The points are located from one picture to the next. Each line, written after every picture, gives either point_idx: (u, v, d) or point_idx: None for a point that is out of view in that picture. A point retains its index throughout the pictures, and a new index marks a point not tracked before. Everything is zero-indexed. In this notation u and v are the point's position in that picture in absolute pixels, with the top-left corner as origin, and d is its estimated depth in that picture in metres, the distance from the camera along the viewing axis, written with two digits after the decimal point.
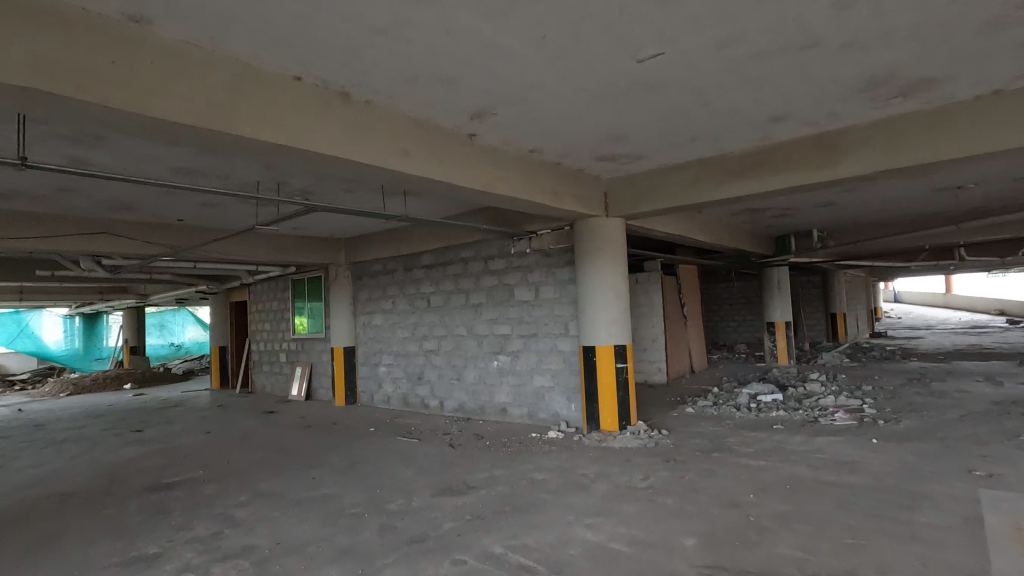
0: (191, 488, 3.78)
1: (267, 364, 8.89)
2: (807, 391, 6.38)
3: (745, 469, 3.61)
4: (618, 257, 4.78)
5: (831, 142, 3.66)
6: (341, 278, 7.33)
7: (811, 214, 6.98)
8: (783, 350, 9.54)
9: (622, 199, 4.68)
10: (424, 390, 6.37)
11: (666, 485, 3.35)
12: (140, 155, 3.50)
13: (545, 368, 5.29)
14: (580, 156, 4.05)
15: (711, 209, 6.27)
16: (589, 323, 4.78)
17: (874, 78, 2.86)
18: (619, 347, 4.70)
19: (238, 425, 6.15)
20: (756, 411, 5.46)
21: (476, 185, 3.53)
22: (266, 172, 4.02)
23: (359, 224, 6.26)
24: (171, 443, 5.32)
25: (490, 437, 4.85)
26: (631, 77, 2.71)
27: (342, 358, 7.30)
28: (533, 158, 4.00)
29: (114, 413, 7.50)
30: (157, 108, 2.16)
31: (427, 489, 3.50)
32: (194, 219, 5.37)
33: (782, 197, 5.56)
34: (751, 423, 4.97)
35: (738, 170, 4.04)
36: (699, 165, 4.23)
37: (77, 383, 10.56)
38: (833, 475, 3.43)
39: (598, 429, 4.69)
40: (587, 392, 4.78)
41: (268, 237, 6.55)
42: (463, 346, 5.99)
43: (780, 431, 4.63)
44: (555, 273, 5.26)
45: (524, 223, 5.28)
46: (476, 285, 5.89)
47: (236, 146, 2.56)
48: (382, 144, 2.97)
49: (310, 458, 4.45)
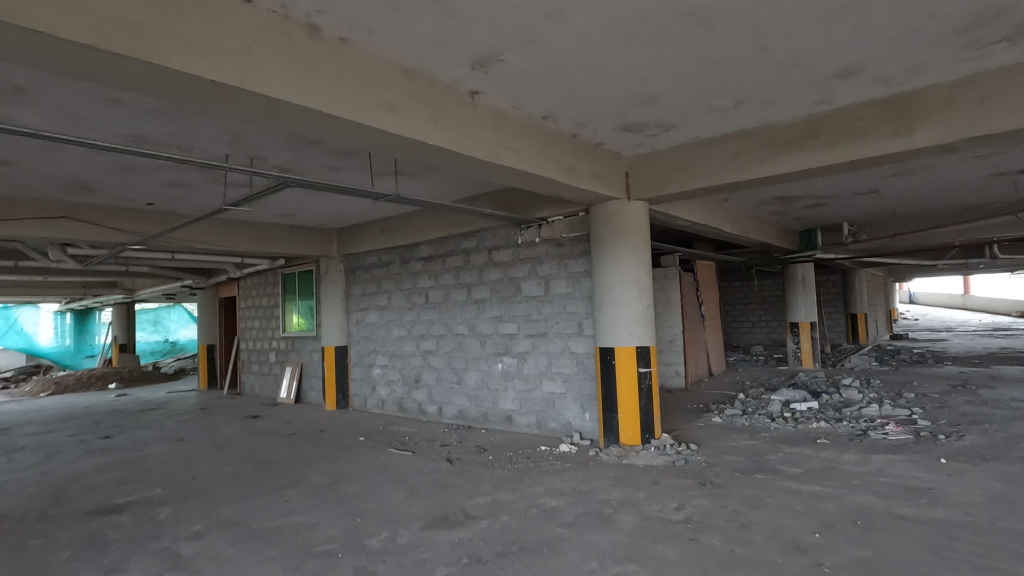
0: (141, 513, 3.21)
1: (256, 364, 8.34)
2: (845, 400, 5.75)
3: (799, 497, 3.01)
4: (641, 247, 4.17)
5: (905, 107, 3.05)
6: (333, 271, 6.77)
7: (847, 205, 6.37)
8: (807, 352, 8.91)
9: (645, 179, 4.09)
10: (421, 394, 5.80)
11: (707, 518, 2.76)
12: (76, 118, 2.94)
13: (556, 372, 4.71)
14: (601, 125, 3.45)
15: (739, 197, 5.66)
16: (607, 321, 4.18)
17: (982, 11, 2.26)
18: (642, 349, 4.09)
19: (215, 432, 5.57)
20: (793, 422, 4.85)
21: (479, 153, 2.94)
22: (233, 143, 3.45)
23: (351, 210, 5.69)
24: (137, 454, 4.76)
25: (494, 451, 4.26)
26: (677, 4, 2.12)
27: (334, 359, 6.71)
28: (547, 126, 3.41)
29: (86, 416, 6.94)
30: (41, 18, 1.58)
31: (418, 519, 2.92)
32: (164, 202, 4.80)
33: (823, 181, 4.95)
34: (791, 437, 4.36)
35: (788, 142, 3.43)
36: (738, 138, 3.63)
37: (59, 382, 10.02)
38: (910, 508, 2.81)
39: (617, 443, 4.09)
40: (605, 401, 4.18)
41: (252, 226, 5.99)
42: (464, 347, 5.40)
43: (827, 447, 4.02)
44: (567, 265, 4.67)
45: (533, 209, 4.69)
46: (479, 280, 5.30)
47: (167, 87, 1.98)
48: (361, 95, 2.39)
49: (287, 475, 3.88)
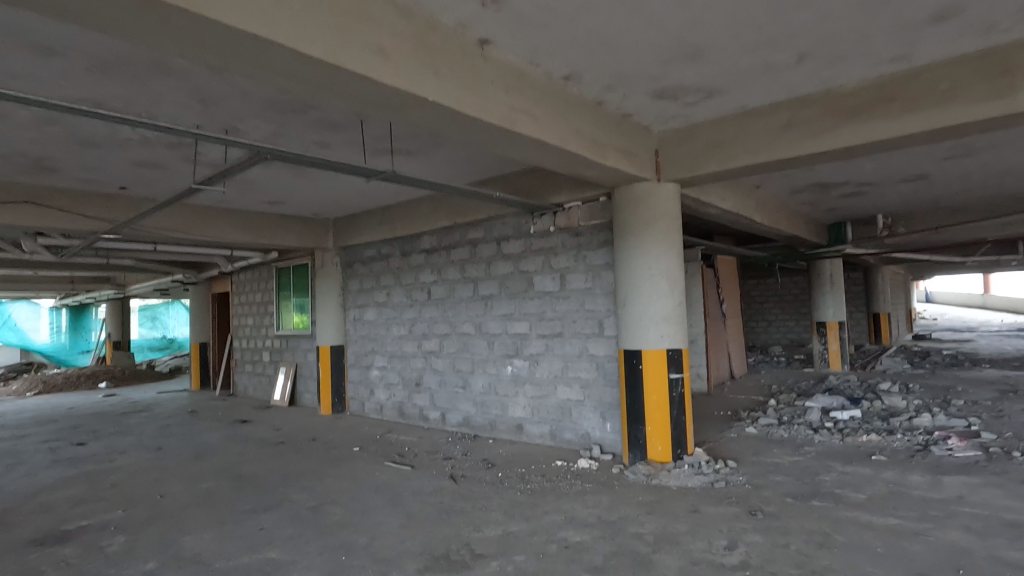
0: (91, 545, 2.73)
1: (249, 364, 7.88)
2: (890, 409, 5.21)
3: (874, 533, 2.50)
4: (672, 235, 3.65)
5: (1005, 62, 2.52)
6: (329, 265, 6.28)
7: (889, 194, 5.83)
8: (835, 354, 8.36)
9: (678, 158, 3.57)
10: (423, 399, 5.31)
11: (769, 562, 2.25)
12: (7, 75, 2.46)
13: (573, 377, 4.20)
14: (632, 89, 2.94)
15: (774, 183, 5.13)
16: (633, 320, 3.66)
17: None
18: (673, 352, 3.58)
19: (198, 440, 5.09)
20: (838, 433, 4.33)
21: (489, 116, 2.43)
22: (201, 111, 2.97)
23: (346, 198, 5.20)
24: (107, 465, 4.28)
25: (504, 467, 3.76)
26: None
27: (329, 360, 6.24)
28: (568, 91, 2.90)
29: (66, 419, 6.49)
30: None
31: (415, 558, 2.42)
32: (138, 185, 4.32)
33: (872, 163, 4.42)
34: (841, 453, 3.83)
35: (853, 110, 2.91)
36: (791, 106, 3.11)
37: (47, 382, 9.58)
38: (1017, 551, 2.29)
39: (644, 460, 3.58)
40: (630, 411, 3.66)
41: (240, 215, 5.53)
42: (469, 347, 4.91)
43: (887, 467, 3.50)
44: (586, 257, 4.16)
45: (548, 194, 4.18)
46: (486, 274, 4.80)
47: (76, 4, 1.50)
48: (340, 31, 1.89)
49: (268, 494, 3.40)
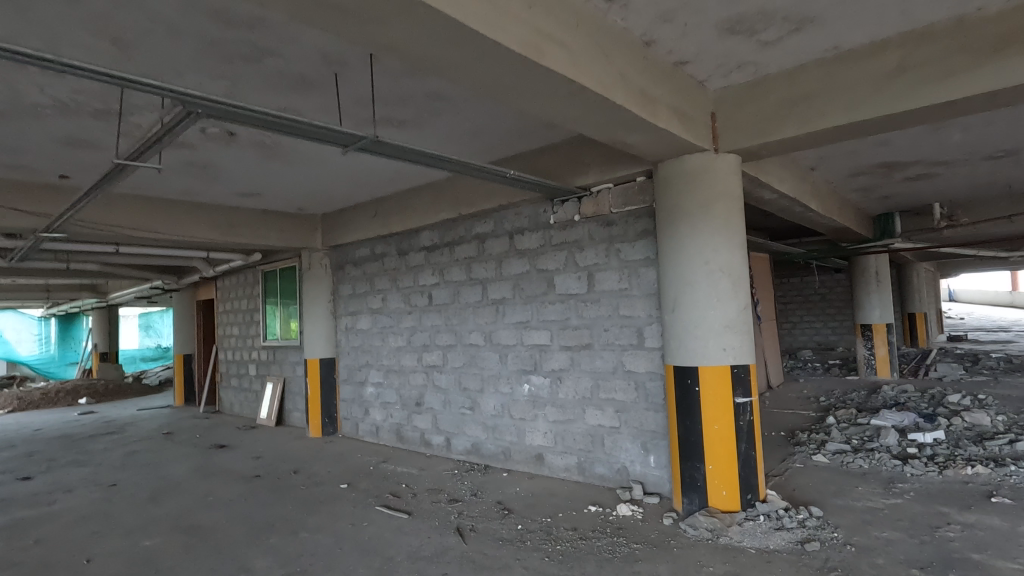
0: None
1: (234, 379, 7.15)
2: (976, 428, 4.39)
3: None
4: (733, 222, 2.87)
5: None
6: (317, 268, 5.54)
7: (959, 176, 5.04)
8: (883, 360, 7.52)
9: (742, 121, 2.80)
10: (424, 421, 4.55)
11: None
12: None
13: (605, 399, 3.43)
14: (695, 21, 2.18)
15: (833, 163, 4.36)
16: (686, 330, 2.89)
17: None
18: (739, 371, 2.80)
19: (162, 473, 4.35)
20: (930, 463, 3.53)
21: (506, 38, 1.68)
22: (121, 61, 2.24)
23: (332, 187, 4.47)
24: (41, 511, 3.53)
25: (524, 514, 2.99)
26: None
27: (318, 375, 5.48)
28: (611, 22, 2.14)
29: (24, 444, 5.76)
30: None
31: None
32: (78, 170, 3.59)
33: (965, 132, 3.63)
34: (948, 494, 3.03)
35: (997, 42, 2.13)
36: (903, 44, 2.33)
37: (23, 399, 8.87)
38: None
39: (704, 508, 2.80)
40: (683, 444, 2.89)
41: (212, 210, 4.81)
42: (478, 361, 4.14)
43: (1021, 515, 2.69)
44: (620, 251, 3.39)
45: (572, 176, 3.43)
46: (496, 274, 4.04)
47: None
48: None
49: (220, 559, 2.64)
